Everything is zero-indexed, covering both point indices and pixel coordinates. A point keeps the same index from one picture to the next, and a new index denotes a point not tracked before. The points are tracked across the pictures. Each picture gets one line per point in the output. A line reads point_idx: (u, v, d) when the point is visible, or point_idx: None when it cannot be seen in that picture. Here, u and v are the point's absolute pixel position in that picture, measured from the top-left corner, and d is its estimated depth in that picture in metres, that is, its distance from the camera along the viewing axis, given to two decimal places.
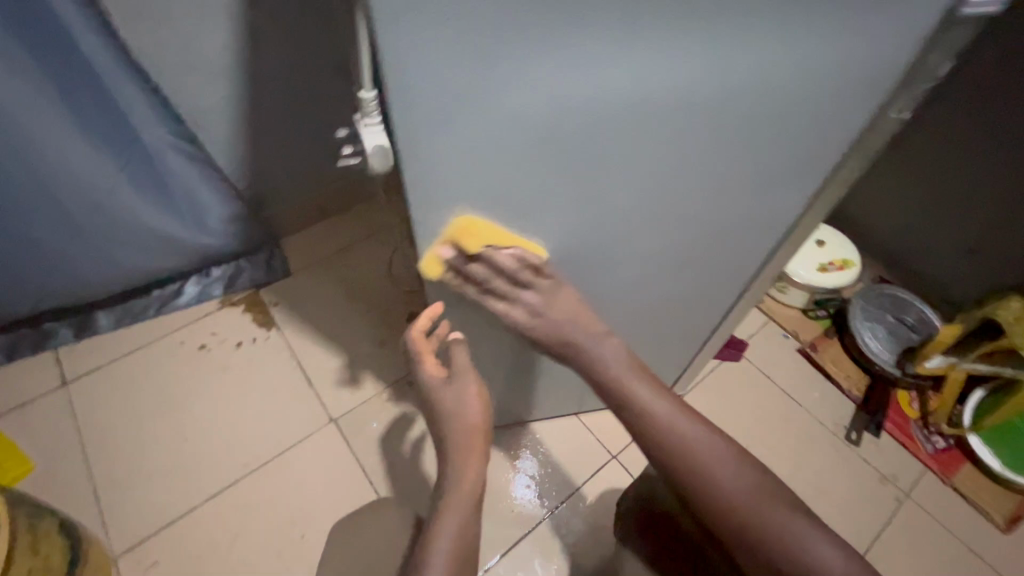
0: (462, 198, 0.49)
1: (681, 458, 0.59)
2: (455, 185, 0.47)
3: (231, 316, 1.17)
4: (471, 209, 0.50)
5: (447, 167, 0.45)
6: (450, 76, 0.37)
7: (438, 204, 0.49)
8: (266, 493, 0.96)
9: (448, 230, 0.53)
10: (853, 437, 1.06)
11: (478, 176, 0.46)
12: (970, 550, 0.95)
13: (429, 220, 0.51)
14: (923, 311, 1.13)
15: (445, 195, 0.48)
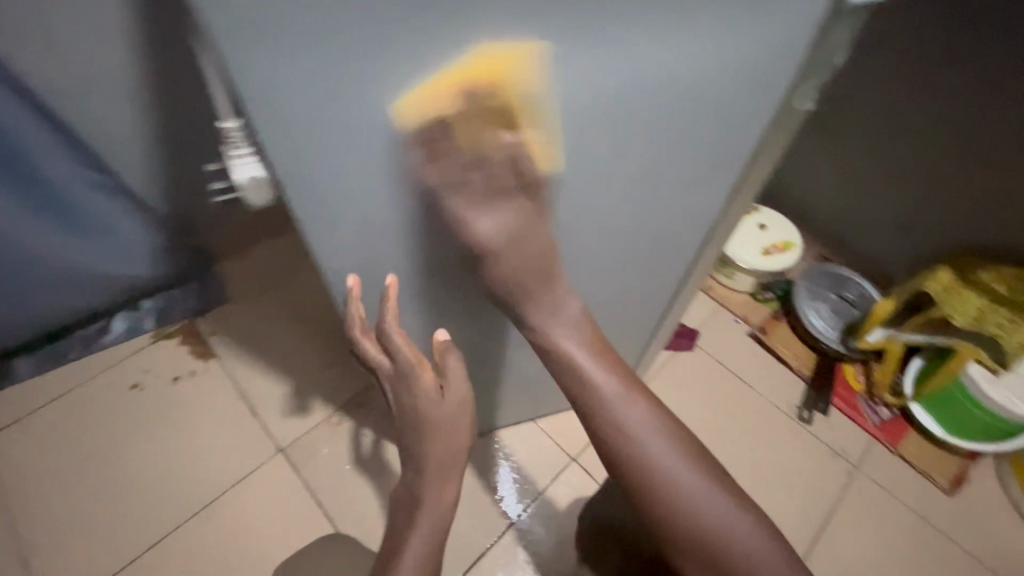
0: (352, 213, 0.49)
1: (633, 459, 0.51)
2: (340, 201, 0.48)
3: (166, 350, 1.11)
4: (364, 223, 0.50)
5: (331, 184, 0.45)
6: (295, 97, 0.38)
7: (329, 220, 0.50)
8: (213, 535, 0.91)
9: (352, 246, 0.52)
10: (804, 415, 1.09)
11: (364, 193, 0.47)
12: (918, 515, 0.99)
13: (326, 236, 0.52)
14: (862, 286, 1.16)
15: (332, 211, 0.49)
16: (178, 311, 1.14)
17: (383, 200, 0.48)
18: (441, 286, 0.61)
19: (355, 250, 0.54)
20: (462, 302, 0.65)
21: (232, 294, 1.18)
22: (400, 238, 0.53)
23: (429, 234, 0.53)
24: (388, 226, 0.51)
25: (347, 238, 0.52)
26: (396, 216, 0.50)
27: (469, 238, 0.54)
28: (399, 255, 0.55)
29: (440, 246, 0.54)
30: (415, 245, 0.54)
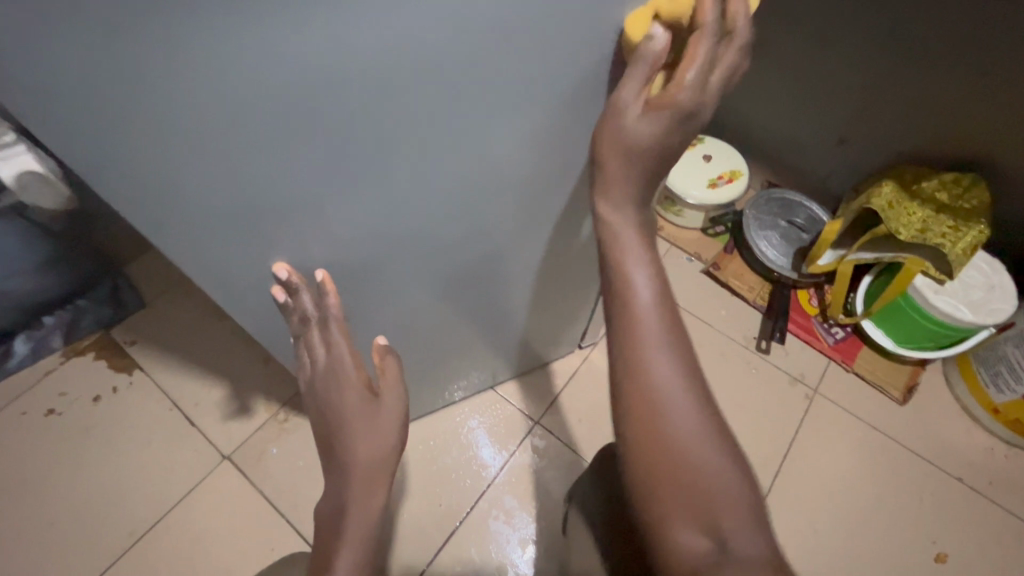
0: (204, 200, 0.41)
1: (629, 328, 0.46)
2: (181, 187, 0.39)
3: (81, 368, 1.00)
4: (221, 209, 0.42)
5: (159, 177, 0.38)
6: (70, 71, 0.30)
7: (178, 209, 0.41)
8: (161, 557, 0.85)
9: (219, 239, 0.45)
10: (762, 346, 1.08)
11: (204, 182, 0.39)
12: (874, 429, 1.01)
13: (186, 231, 0.44)
14: (810, 210, 1.15)
15: (178, 199, 0.40)
16: (87, 322, 1.02)
17: (234, 180, 0.39)
18: (347, 269, 0.54)
19: (226, 243, 0.46)
20: (380, 282, 0.58)
21: (150, 298, 1.07)
22: (274, 223, 0.45)
23: (306, 214, 0.45)
24: (255, 211, 0.43)
25: (212, 231, 0.44)
26: (256, 196, 0.41)
27: (361, 213, 0.47)
28: (283, 242, 0.47)
29: (326, 225, 0.47)
30: (297, 229, 0.46)
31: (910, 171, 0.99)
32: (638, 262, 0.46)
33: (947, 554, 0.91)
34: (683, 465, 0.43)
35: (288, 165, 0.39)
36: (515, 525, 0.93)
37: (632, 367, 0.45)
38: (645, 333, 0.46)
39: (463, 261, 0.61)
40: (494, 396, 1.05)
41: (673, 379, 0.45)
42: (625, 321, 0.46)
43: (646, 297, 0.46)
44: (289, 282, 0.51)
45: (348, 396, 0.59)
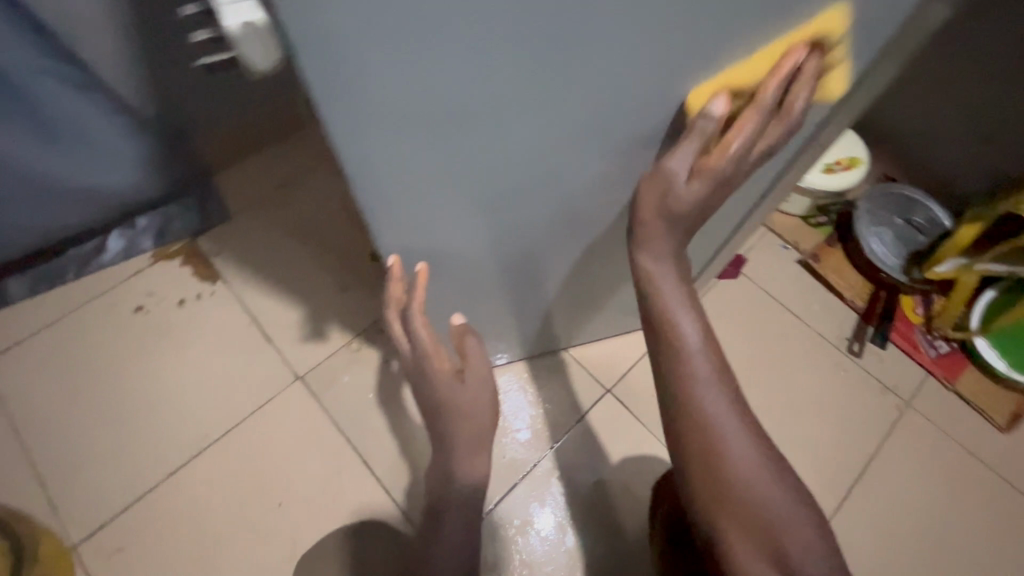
0: (384, 109, 0.36)
1: (676, 366, 0.49)
2: (364, 92, 0.34)
3: (169, 271, 1.02)
4: (398, 119, 0.37)
5: (377, 68, 0.33)
6: None
7: (352, 123, 0.37)
8: (233, 463, 0.88)
9: (396, 154, 0.41)
10: (854, 348, 1.01)
11: (422, 78, 0.34)
12: (969, 452, 0.94)
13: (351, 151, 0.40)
14: (932, 211, 1.04)
15: (357, 111, 0.36)
16: (176, 228, 1.04)
17: (425, 82, 0.35)
18: (489, 199, 0.50)
19: (386, 165, 0.42)
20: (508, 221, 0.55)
21: (235, 211, 1.08)
22: (444, 139, 0.40)
23: (481, 130, 0.40)
24: (430, 122, 0.38)
25: (376, 150, 0.40)
26: (441, 103, 0.37)
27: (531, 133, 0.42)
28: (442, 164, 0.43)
29: (490, 146, 0.42)
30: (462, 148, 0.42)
31: None
32: (687, 321, 0.49)
33: None
34: (745, 497, 0.47)
35: (486, 64, 0.34)
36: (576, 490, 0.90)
37: (686, 406, 0.49)
38: (696, 369, 0.49)
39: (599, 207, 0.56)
40: (566, 358, 1.00)
41: (729, 415, 0.48)
42: (695, 415, 0.48)
43: (693, 346, 0.49)
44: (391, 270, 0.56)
45: (439, 383, 0.66)
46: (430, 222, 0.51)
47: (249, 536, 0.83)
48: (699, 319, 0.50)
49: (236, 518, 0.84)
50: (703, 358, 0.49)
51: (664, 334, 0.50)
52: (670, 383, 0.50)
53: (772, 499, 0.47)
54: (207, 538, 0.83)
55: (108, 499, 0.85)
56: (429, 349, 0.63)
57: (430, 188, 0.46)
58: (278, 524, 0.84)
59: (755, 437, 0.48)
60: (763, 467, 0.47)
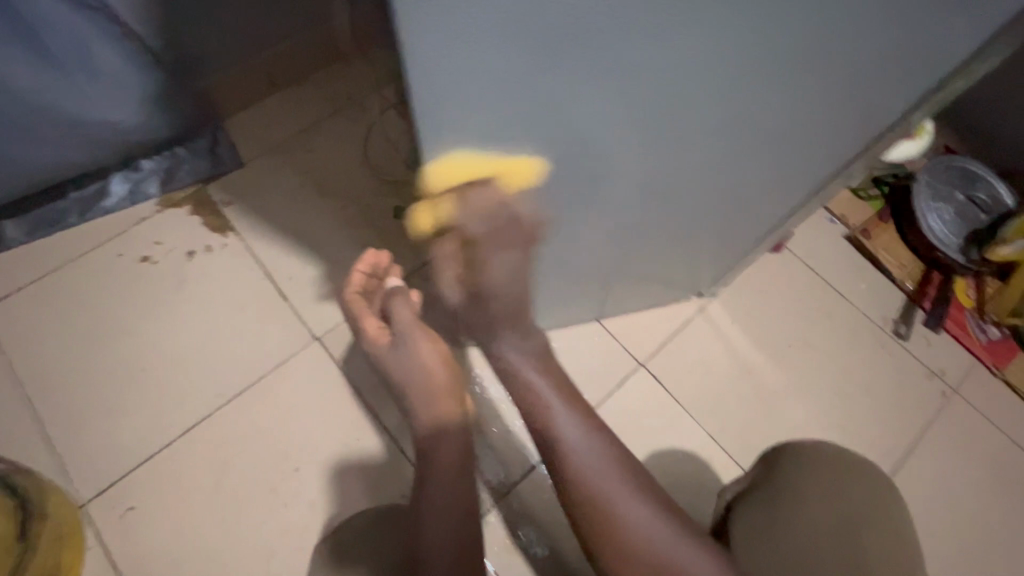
0: (497, 37, 0.32)
1: (560, 458, 0.50)
2: (478, 15, 0.30)
3: (176, 220, 0.95)
4: (510, 54, 0.33)
5: None
6: None
7: (457, 59, 0.33)
8: (248, 425, 0.83)
9: (474, 97, 0.36)
10: (901, 331, 0.96)
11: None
12: (1013, 442, 0.90)
13: (447, 95, 0.35)
14: (996, 187, 0.96)
15: (468, 41, 0.32)
16: (184, 174, 0.97)
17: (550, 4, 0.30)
18: (577, 154, 0.45)
19: (483, 113, 0.37)
20: (568, 187, 0.49)
21: (247, 159, 1.00)
22: (554, 78, 0.36)
23: (594, 69, 0.36)
24: (545, 58, 0.34)
25: (478, 94, 0.36)
26: (563, 33, 0.32)
27: (644, 75, 0.38)
28: (543, 110, 0.38)
29: (598, 92, 0.38)
30: (570, 89, 0.37)
31: None
32: (555, 396, 0.51)
33: None
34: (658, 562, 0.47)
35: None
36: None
37: (582, 487, 0.49)
38: (587, 465, 0.49)
39: (682, 168, 0.51)
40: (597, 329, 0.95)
41: (630, 495, 0.49)
42: (581, 486, 0.49)
43: (572, 433, 0.50)
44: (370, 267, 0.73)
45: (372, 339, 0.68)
46: (508, 183, 0.46)
47: (268, 500, 0.80)
48: (575, 406, 0.51)
49: (251, 482, 0.80)
50: (581, 437, 0.50)
51: (549, 445, 0.50)
52: (551, 452, 0.50)
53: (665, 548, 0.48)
54: (223, 501, 0.80)
55: (117, 458, 0.81)
56: (355, 311, 0.69)
57: (521, 141, 0.41)
58: (295, 489, 0.80)
59: (654, 501, 0.50)
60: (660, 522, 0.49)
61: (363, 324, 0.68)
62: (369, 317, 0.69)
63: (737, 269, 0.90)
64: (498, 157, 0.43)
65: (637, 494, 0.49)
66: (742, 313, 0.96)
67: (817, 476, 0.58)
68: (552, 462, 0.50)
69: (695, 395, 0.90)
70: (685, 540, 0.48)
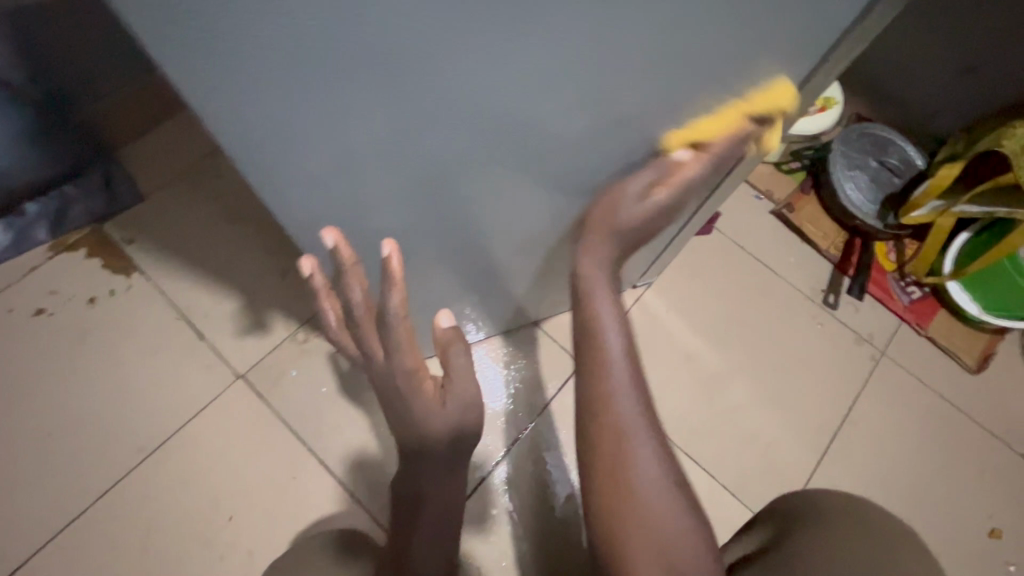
0: (275, 88, 0.28)
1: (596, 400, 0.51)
2: (237, 78, 0.27)
3: (71, 265, 0.88)
4: (301, 102, 0.30)
5: (268, 120, 0.30)
6: None
7: (274, 167, 0.35)
8: (173, 479, 0.78)
9: (317, 188, 0.39)
10: (829, 301, 0.99)
11: (315, 123, 0.31)
12: (940, 397, 0.94)
13: (253, 143, 0.32)
14: (906, 151, 0.99)
15: (244, 97, 0.28)
16: (78, 213, 0.88)
17: (340, 99, 0.30)
18: (448, 176, 0.42)
19: (331, 198, 0.41)
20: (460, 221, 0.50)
21: (147, 190, 0.92)
22: (370, 114, 0.32)
23: (410, 103, 0.32)
24: (344, 98, 0.30)
25: (289, 138, 0.32)
26: (369, 116, 0.32)
27: (479, 149, 0.39)
28: (376, 142, 0.35)
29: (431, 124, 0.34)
30: (397, 122, 0.33)
31: None
32: (629, 385, 0.51)
33: (1002, 530, 0.87)
34: (635, 504, 0.50)
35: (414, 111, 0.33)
36: (570, 465, 0.87)
37: (616, 474, 0.51)
38: (622, 418, 0.51)
39: (579, 181, 0.48)
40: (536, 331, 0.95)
41: (656, 488, 0.51)
42: (600, 433, 0.51)
43: (631, 420, 0.51)
44: (338, 255, 0.44)
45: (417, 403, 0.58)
46: (389, 206, 0.44)
47: (202, 556, 0.75)
48: (642, 393, 0.52)
49: (182, 535, 0.76)
50: (621, 363, 0.51)
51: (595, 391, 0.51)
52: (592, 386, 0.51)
53: (652, 494, 0.51)
54: (152, 564, 0.75)
55: (29, 532, 0.75)
56: (409, 365, 0.53)
57: (372, 168, 0.38)
58: (231, 540, 0.76)
59: (665, 458, 0.52)
60: (663, 486, 0.51)
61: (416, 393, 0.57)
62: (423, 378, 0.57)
63: (666, 258, 0.90)
64: (352, 186, 0.40)
65: (653, 450, 0.52)
66: (678, 299, 0.97)
67: (824, 560, 0.54)
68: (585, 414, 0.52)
69: None
70: (671, 493, 0.51)
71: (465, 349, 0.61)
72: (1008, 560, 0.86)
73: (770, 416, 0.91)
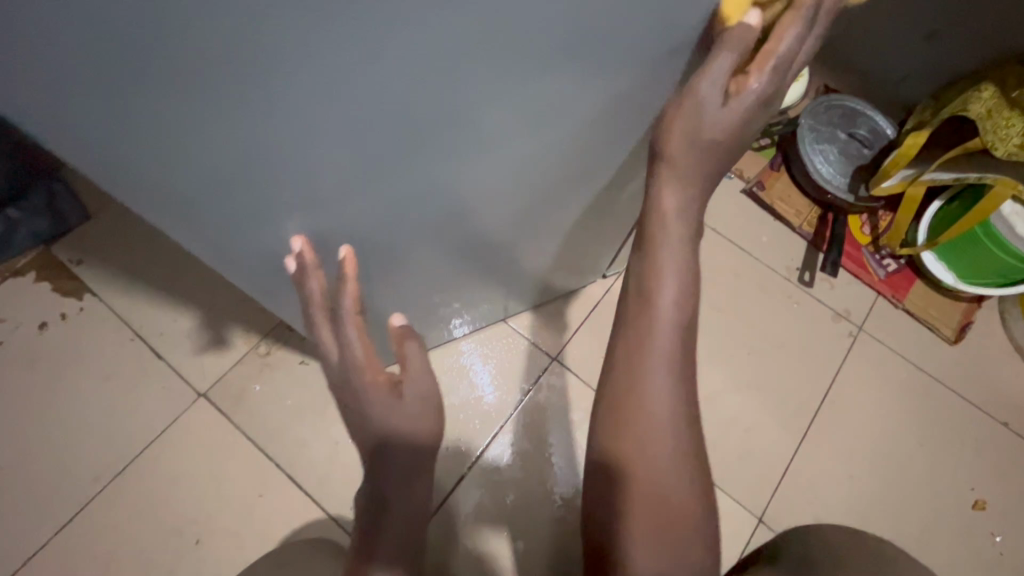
0: (149, 93, 0.27)
1: (635, 348, 0.48)
2: (134, 121, 0.29)
3: (20, 290, 0.85)
4: (181, 105, 0.28)
5: (183, 154, 0.32)
6: None
7: (212, 197, 0.37)
8: (137, 505, 0.76)
9: (258, 214, 0.40)
10: (804, 278, 0.97)
11: (223, 150, 0.32)
12: (919, 368, 0.93)
13: (156, 148, 0.31)
14: (874, 121, 0.97)
15: (118, 104, 0.27)
16: (22, 236, 0.84)
17: (240, 130, 0.31)
18: (382, 174, 0.39)
19: (277, 224, 0.42)
20: (400, 227, 0.49)
21: (95, 208, 0.89)
22: (249, 108, 0.29)
23: (296, 98, 0.29)
24: (231, 98, 0.28)
25: (189, 142, 0.31)
26: (274, 142, 0.32)
27: (414, 166, 0.39)
28: (290, 145, 0.33)
29: (340, 120, 0.32)
30: (307, 123, 0.31)
31: (1017, 71, 0.78)
32: (665, 315, 0.47)
33: (986, 500, 0.86)
34: (651, 482, 0.48)
35: (322, 134, 0.33)
36: (551, 471, 0.85)
37: (639, 438, 0.48)
38: (649, 367, 0.48)
39: (530, 178, 0.48)
40: (506, 329, 0.93)
41: (677, 475, 0.48)
42: (632, 367, 0.48)
43: (664, 351, 0.48)
44: (302, 258, 0.46)
45: (374, 400, 0.54)
46: (340, 225, 0.44)
47: None
48: (681, 323, 0.48)
49: (146, 564, 0.74)
50: (671, 328, 0.47)
51: (636, 341, 0.48)
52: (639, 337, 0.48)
53: (668, 483, 0.48)
54: None
55: None
56: (361, 355, 0.53)
57: (292, 171, 0.35)
58: (200, 563, 0.74)
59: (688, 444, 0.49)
60: (682, 482, 0.48)
61: (370, 387, 0.54)
62: (378, 372, 0.54)
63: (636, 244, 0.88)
64: (276, 192, 0.37)
65: (677, 428, 0.49)
66: None
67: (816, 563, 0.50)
68: (621, 347, 0.49)
69: None
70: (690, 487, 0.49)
71: (420, 353, 0.58)
72: (993, 530, 0.85)
73: (748, 400, 0.90)
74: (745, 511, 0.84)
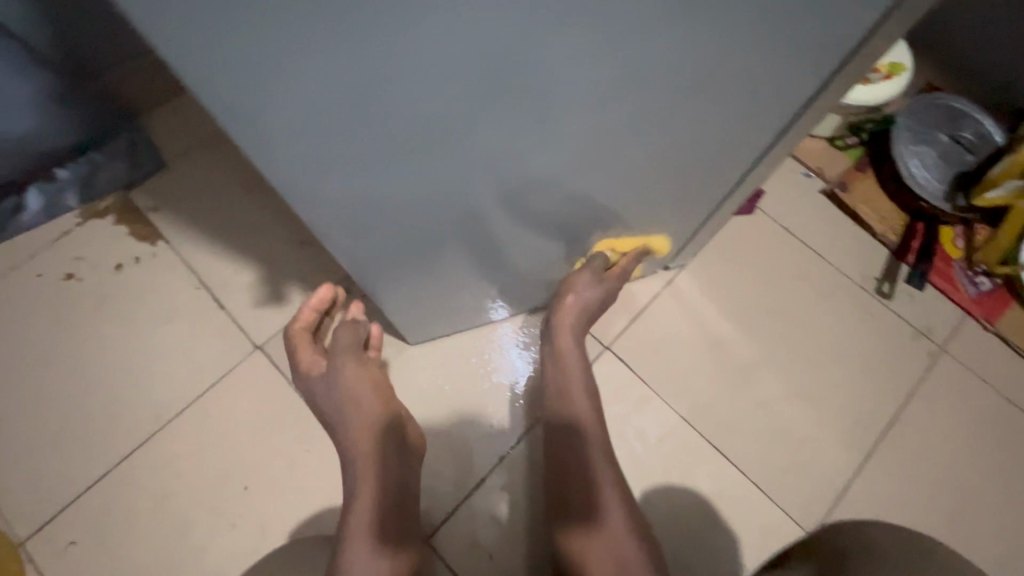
0: (200, 69, 0.26)
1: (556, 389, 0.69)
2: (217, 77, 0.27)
3: (100, 231, 0.89)
4: (263, 57, 0.26)
5: (256, 117, 0.30)
6: None
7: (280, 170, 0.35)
8: (191, 446, 0.79)
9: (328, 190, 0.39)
10: (884, 290, 0.90)
11: (294, 111, 0.30)
12: (1006, 400, 0.85)
13: (234, 122, 0.30)
14: (982, 125, 0.88)
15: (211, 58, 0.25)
16: (104, 180, 0.88)
17: (313, 82, 0.28)
18: (445, 146, 0.37)
19: (339, 201, 0.40)
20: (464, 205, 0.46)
21: (171, 158, 0.92)
22: (329, 57, 0.27)
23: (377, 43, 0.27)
24: (274, 72, 0.27)
25: (265, 106, 0.29)
26: (345, 99, 0.30)
27: (481, 134, 0.36)
28: (360, 101, 0.30)
29: (406, 82, 0.30)
30: (384, 72, 0.29)
31: None
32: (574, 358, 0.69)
33: None
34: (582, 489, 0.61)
35: (395, 88, 0.30)
36: None
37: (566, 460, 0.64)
38: (570, 391, 0.68)
39: (598, 159, 0.45)
40: None
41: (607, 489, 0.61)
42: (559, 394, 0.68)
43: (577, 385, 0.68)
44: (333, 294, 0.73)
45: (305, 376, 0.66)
46: (398, 199, 0.42)
47: (216, 523, 0.76)
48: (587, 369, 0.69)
49: (196, 504, 0.77)
50: (579, 372, 0.69)
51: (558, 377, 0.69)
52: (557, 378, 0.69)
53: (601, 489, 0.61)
54: (169, 527, 0.76)
55: (56, 491, 0.77)
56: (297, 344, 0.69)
57: (344, 152, 0.35)
58: (245, 509, 0.77)
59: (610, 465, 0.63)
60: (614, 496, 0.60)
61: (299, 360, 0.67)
62: (302, 351, 0.68)
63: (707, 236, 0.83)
64: (344, 161, 0.35)
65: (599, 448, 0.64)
66: (712, 284, 0.90)
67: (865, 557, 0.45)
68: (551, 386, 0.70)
69: (663, 376, 0.85)
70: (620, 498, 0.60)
71: (344, 334, 0.66)
72: None
73: (808, 413, 0.84)
74: (796, 527, 0.79)
